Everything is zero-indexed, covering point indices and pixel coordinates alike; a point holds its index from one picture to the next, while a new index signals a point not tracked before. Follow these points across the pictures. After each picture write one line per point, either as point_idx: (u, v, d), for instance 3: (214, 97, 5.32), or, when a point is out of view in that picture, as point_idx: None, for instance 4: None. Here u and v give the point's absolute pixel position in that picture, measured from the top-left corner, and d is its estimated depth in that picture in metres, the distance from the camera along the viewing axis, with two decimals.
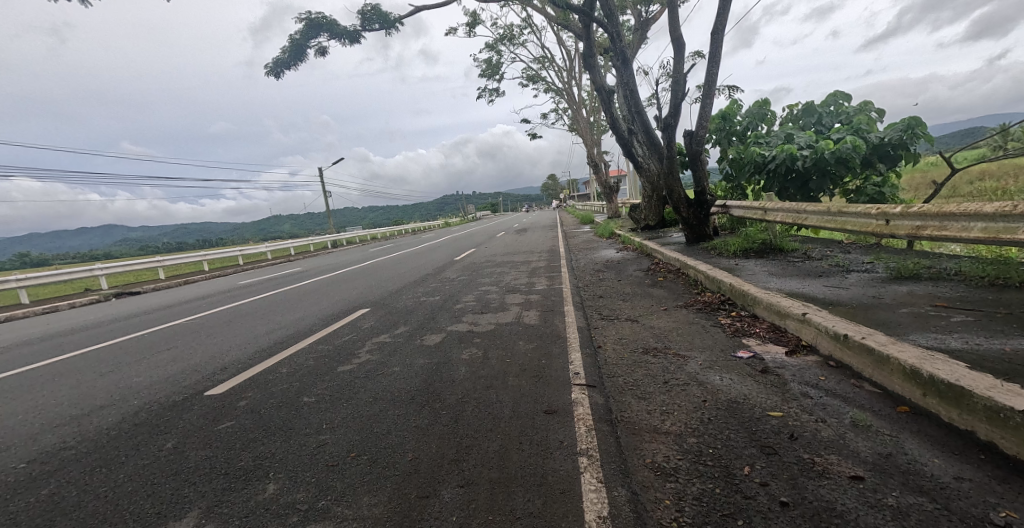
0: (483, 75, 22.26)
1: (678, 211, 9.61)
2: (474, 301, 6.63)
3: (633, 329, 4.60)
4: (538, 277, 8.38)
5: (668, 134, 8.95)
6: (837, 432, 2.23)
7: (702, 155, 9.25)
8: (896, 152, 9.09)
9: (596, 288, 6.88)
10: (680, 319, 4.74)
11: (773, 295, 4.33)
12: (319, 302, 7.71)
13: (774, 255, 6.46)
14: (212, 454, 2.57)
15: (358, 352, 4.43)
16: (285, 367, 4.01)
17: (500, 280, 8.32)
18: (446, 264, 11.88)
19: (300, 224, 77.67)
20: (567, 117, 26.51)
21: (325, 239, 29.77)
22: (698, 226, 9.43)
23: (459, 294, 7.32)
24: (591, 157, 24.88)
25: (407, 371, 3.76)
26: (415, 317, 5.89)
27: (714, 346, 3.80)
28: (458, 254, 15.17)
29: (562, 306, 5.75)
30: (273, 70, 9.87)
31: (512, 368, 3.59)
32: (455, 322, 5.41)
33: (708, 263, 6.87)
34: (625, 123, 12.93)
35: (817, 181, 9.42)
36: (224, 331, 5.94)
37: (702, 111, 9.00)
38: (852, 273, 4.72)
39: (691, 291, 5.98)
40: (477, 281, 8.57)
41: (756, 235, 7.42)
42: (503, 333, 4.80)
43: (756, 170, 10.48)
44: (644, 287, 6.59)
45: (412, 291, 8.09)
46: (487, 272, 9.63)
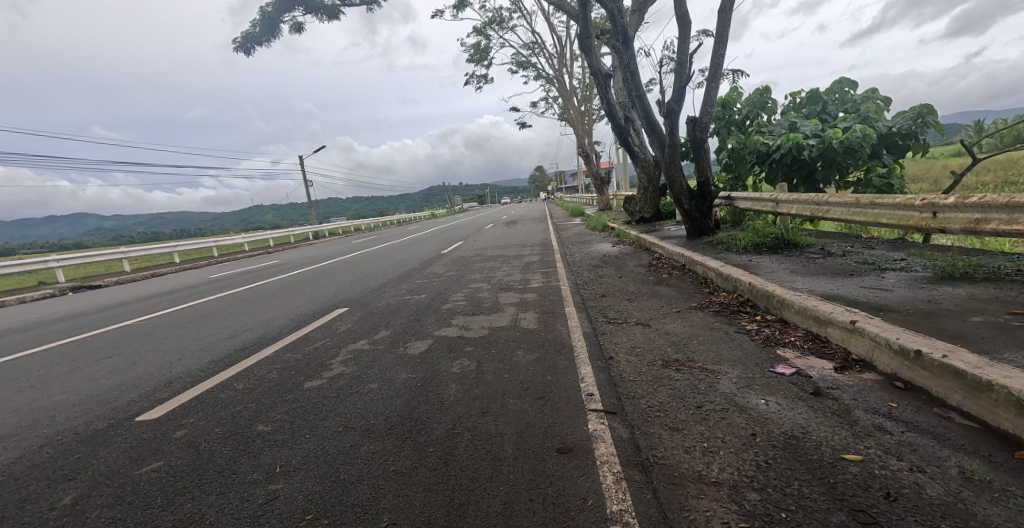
0: (470, 60, 21.48)
1: (679, 204, 9.11)
2: (465, 300, 6.03)
3: (646, 335, 4.06)
4: (532, 273, 7.80)
5: (671, 121, 8.42)
6: (947, 490, 1.71)
7: (705, 144, 8.73)
8: (904, 142, 8.67)
9: (596, 287, 6.33)
10: (698, 324, 4.21)
11: (807, 297, 3.82)
12: (294, 300, 7.03)
13: (789, 250, 5.99)
14: (121, 514, 1.92)
15: (332, 362, 3.81)
16: (241, 381, 3.38)
17: (492, 277, 7.72)
18: (432, 258, 11.22)
19: (282, 215, 75.84)
20: (557, 106, 25.88)
21: (306, 229, 28.73)
22: (701, 220, 8.96)
23: (448, 292, 6.71)
24: (582, 148, 24.31)
25: (388, 389, 3.17)
26: (399, 318, 5.28)
27: (746, 358, 3.27)
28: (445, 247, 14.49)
29: (562, 307, 5.19)
30: (243, 46, 9.10)
31: (513, 388, 3.01)
32: (444, 325, 4.82)
33: (718, 259, 6.38)
34: (621, 110, 12.37)
35: (823, 171, 8.94)
36: (180, 333, 5.26)
37: (707, 96, 8.46)
38: (888, 272, 4.25)
39: (703, 290, 5.47)
40: (466, 277, 7.96)
41: (766, 229, 6.94)
42: (498, 339, 4.22)
43: (759, 160, 9.99)
44: (648, 286, 6.07)
45: (396, 288, 7.44)
46: (476, 267, 9.02)
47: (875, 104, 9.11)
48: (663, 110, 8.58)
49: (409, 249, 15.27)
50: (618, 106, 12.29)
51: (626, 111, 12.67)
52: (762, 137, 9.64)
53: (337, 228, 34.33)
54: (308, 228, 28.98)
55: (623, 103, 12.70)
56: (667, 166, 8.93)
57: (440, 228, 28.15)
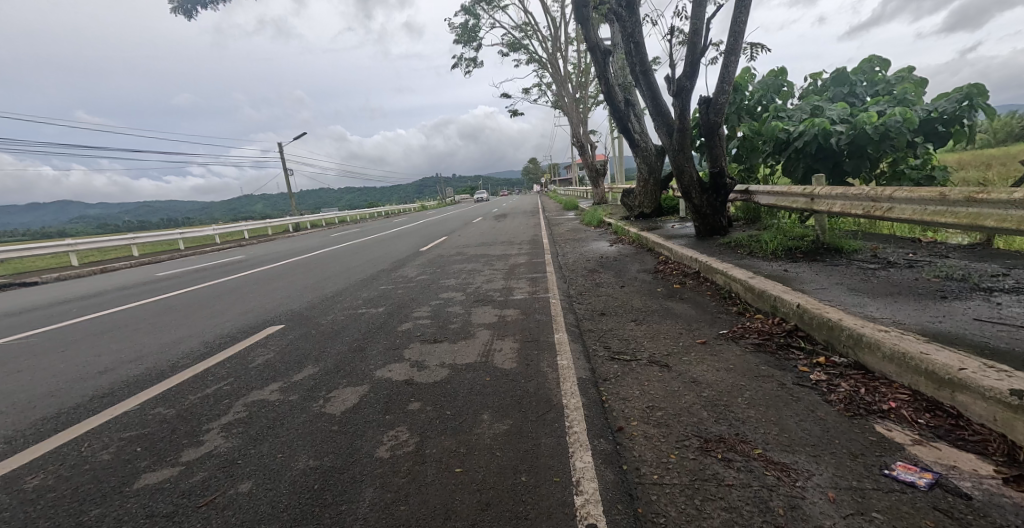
0: (458, 42, 20.13)
1: (687, 198, 7.93)
2: (429, 319, 4.82)
3: (666, 386, 2.88)
4: (516, 280, 6.60)
5: (681, 101, 7.22)
6: None
7: (719, 129, 7.56)
8: (946, 128, 7.53)
9: (593, 301, 5.15)
10: (735, 366, 3.03)
11: (900, 334, 2.64)
12: (227, 311, 5.80)
13: (833, 258, 4.83)
14: None
15: (208, 424, 2.59)
16: (41, 473, 2.14)
17: (469, 284, 6.52)
18: (407, 257, 9.98)
19: (268, 205, 73.97)
20: (552, 93, 24.66)
21: (285, 221, 27.33)
22: (713, 217, 7.82)
23: (412, 305, 5.50)
24: (577, 138, 23.08)
25: (264, 495, 1.95)
26: (338, 345, 4.07)
27: (833, 442, 2.08)
28: (425, 244, 13.23)
29: (550, 333, 4.01)
30: (182, 7, 7.76)
31: (460, 506, 1.81)
32: (392, 359, 3.60)
33: (742, 266, 5.22)
34: (621, 91, 11.16)
35: (852, 162, 7.81)
36: (48, 361, 4.01)
37: (725, 71, 7.24)
38: (999, 294, 3.08)
39: (730, 310, 4.30)
40: (439, 283, 6.75)
41: (798, 230, 5.78)
42: (460, 387, 3.02)
43: (777, 150, 8.85)
44: (657, 303, 4.91)
45: (354, 296, 6.24)
46: (454, 270, 7.82)
47: (913, 84, 7.97)
48: (672, 88, 7.38)
49: (387, 245, 14.01)
50: (617, 87, 11.06)
51: (626, 93, 11.44)
52: (779, 123, 8.51)
53: (322, 219, 32.93)
54: (289, 219, 27.58)
55: (624, 84, 11.45)
56: (674, 153, 7.76)
57: (427, 221, 26.87)
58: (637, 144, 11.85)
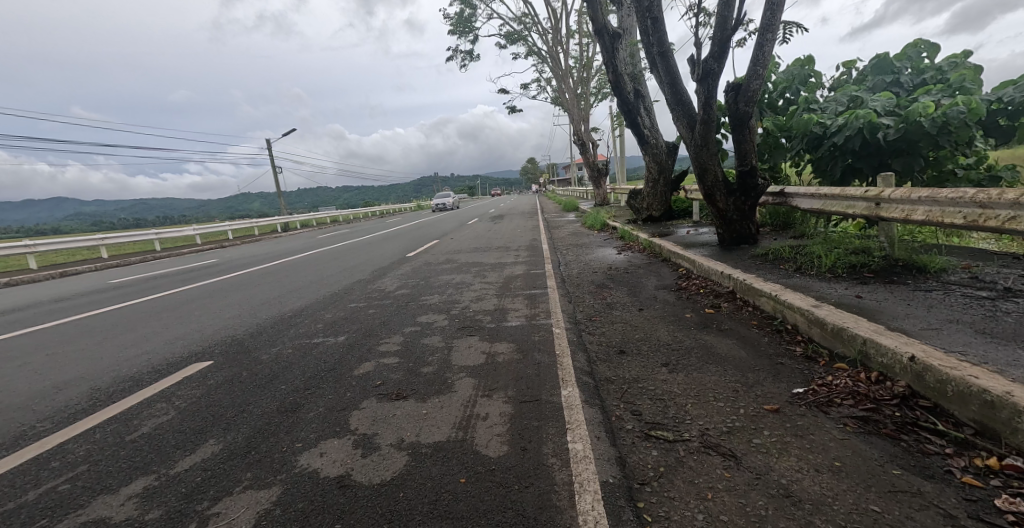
0: (453, 32, 19.07)
1: (710, 201, 6.88)
2: (399, 356, 3.75)
3: (749, 507, 1.78)
4: (511, 298, 5.54)
5: (706, 87, 6.23)
6: None
7: (750, 121, 6.51)
8: (1013, 120, 6.49)
9: (609, 333, 4.10)
10: (847, 467, 1.93)
11: None
12: (157, 335, 4.75)
13: (916, 278, 3.78)
14: None
15: None
16: None
17: (455, 303, 5.46)
18: (391, 265, 8.91)
19: (262, 203, 72.72)
20: (552, 89, 23.61)
21: (273, 221, 26.22)
22: (739, 223, 6.79)
23: (381, 333, 4.44)
24: (578, 136, 22.02)
25: None
26: (266, 399, 3.00)
27: None
28: (415, 248, 12.16)
29: (555, 388, 2.94)
30: None
31: None
32: (331, 432, 2.52)
33: (794, 287, 4.17)
34: (631, 81, 10.15)
35: (901, 160, 6.76)
36: None
37: (760, 52, 6.15)
38: None
39: (792, 351, 3.24)
40: (420, 302, 5.69)
41: (855, 242, 4.74)
42: (418, 496, 1.95)
43: (809, 146, 7.81)
44: (691, 337, 3.85)
45: (316, 317, 5.18)
46: (440, 284, 6.75)
47: (970, 70, 6.94)
48: (695, 72, 6.35)
49: (374, 249, 12.93)
50: (627, 76, 10.04)
51: (636, 83, 10.42)
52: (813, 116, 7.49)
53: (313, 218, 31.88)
54: (278, 218, 26.54)
55: (634, 73, 10.42)
56: (696, 148, 6.74)
57: (421, 221, 25.82)
58: (646, 141, 10.85)
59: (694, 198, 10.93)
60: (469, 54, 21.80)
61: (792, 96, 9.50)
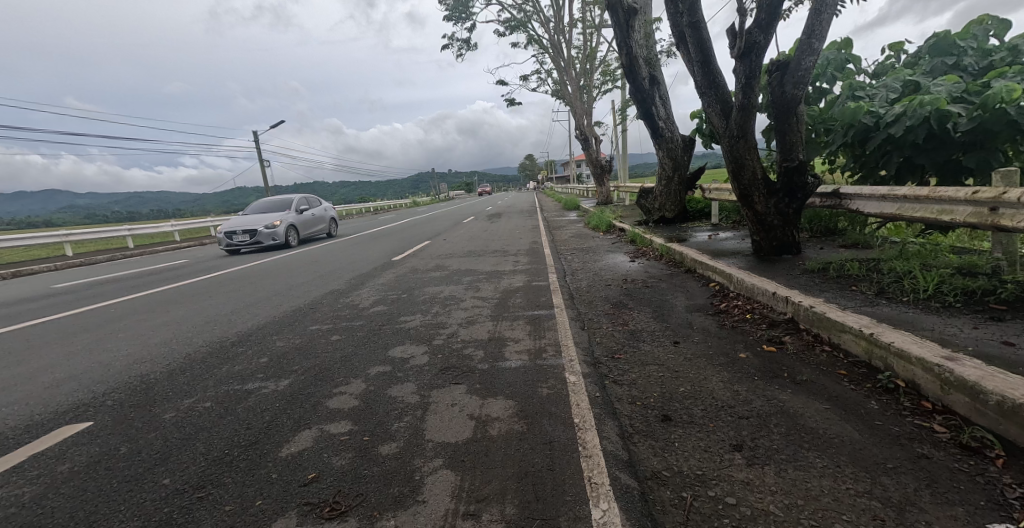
0: (449, 17, 17.91)
1: (747, 203, 5.81)
2: (354, 416, 2.68)
3: None
4: (511, 323, 4.48)
5: (749, 63, 5.15)
6: None
7: (798, 107, 5.43)
8: None
9: (642, 385, 3.03)
10: None
11: None
12: (47, 370, 3.58)
13: None
14: None
15: None
16: None
17: (441, 329, 4.40)
18: (374, 272, 7.85)
19: (255, 198, 71.38)
20: (553, 81, 22.54)
21: (259, 216, 25.06)
22: (780, 229, 5.74)
23: (338, 374, 3.35)
24: (580, 131, 20.99)
25: None
26: (125, 510, 1.90)
27: None
28: (404, 250, 11.09)
29: (581, 502, 1.86)
30: None
31: None
32: None
33: (891, 320, 3.12)
34: (646, 66, 9.11)
35: (974, 155, 5.74)
36: None
37: (816, 20, 5.05)
38: None
39: (928, 429, 2.18)
40: (399, 325, 4.63)
41: (951, 261, 3.71)
42: None
43: (856, 140, 6.77)
44: (756, 393, 2.77)
45: (264, 345, 4.09)
46: (426, 299, 5.69)
47: None
48: (736, 45, 5.27)
49: (360, 251, 11.85)
50: (642, 60, 9.00)
51: (652, 68, 9.37)
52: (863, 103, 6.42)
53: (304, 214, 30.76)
54: (265, 214, 25.42)
55: (648, 57, 9.38)
56: (730, 140, 5.67)
57: (415, 218, 24.73)
58: (660, 134, 10.01)
59: (713, 198, 9.94)
60: (466, 43, 20.74)
61: (827, 83, 8.41)
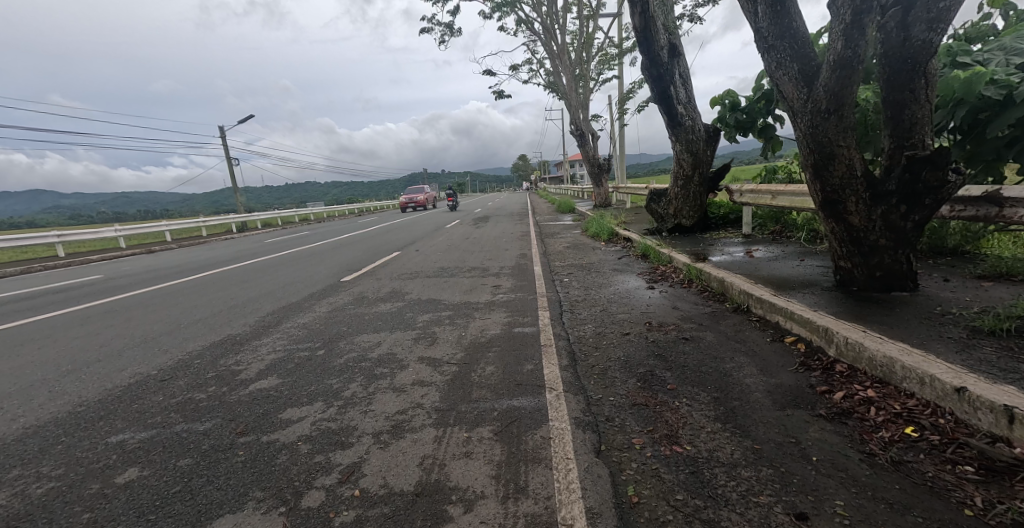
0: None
1: (837, 214, 3.82)
2: None
3: None
4: (466, 439, 2.49)
5: None
6: None
7: (932, 64, 3.42)
8: None
9: None
10: None
11: None
12: None
13: None
14: None
15: None
16: None
17: (339, 454, 2.41)
18: (308, 305, 5.84)
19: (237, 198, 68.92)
20: (547, 71, 20.71)
21: (223, 219, 22.90)
22: (890, 255, 3.74)
23: None
24: (576, 125, 19.15)
25: None
26: None
27: None
28: (367, 265, 9.11)
29: None
30: None
31: None
32: None
33: None
34: (664, 33, 7.27)
35: None
36: None
37: None
38: None
39: None
40: (276, 431, 2.65)
41: None
42: None
43: (968, 123, 4.82)
44: None
45: None
46: (347, 366, 3.69)
47: None
48: None
49: (315, 266, 9.83)
50: (659, 24, 7.18)
51: (670, 36, 7.46)
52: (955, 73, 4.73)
53: (278, 216, 28.57)
54: (231, 217, 23.27)
55: (667, 20, 7.45)
56: (814, 117, 3.69)
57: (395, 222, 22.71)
58: (679, 122, 8.14)
59: (746, 202, 7.98)
60: (448, 28, 18.69)
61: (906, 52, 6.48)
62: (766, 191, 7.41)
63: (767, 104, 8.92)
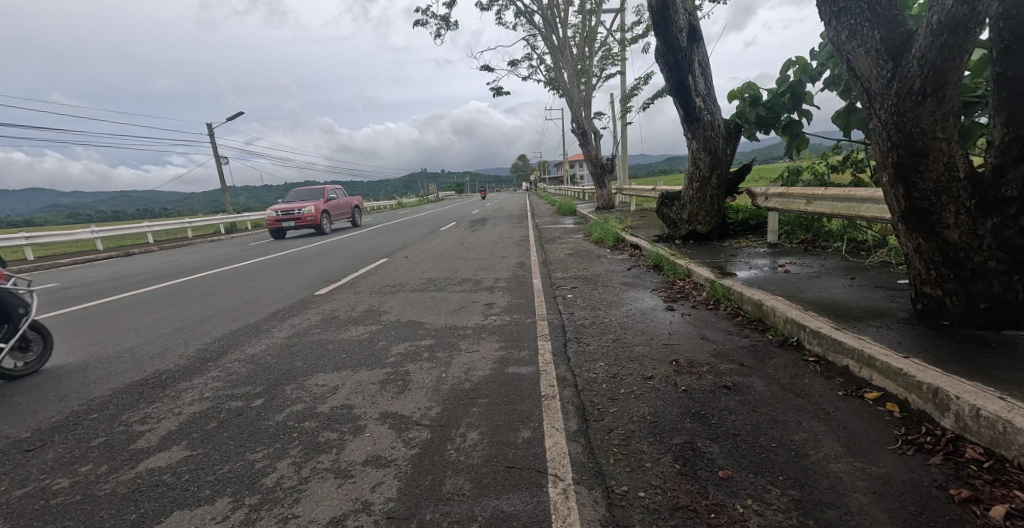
0: None
1: (929, 227, 2.90)
2: None
3: None
4: None
5: None
6: None
7: None
8: None
9: None
10: None
11: None
12: None
13: None
14: None
15: None
16: None
17: None
18: (267, 329, 4.95)
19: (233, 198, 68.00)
20: (548, 67, 19.85)
21: (210, 219, 22.01)
22: (1000, 282, 2.81)
23: None
24: (578, 124, 18.29)
25: None
26: None
27: None
28: (349, 275, 8.23)
29: None
30: None
31: None
32: None
33: None
34: (683, 12, 6.53)
35: None
36: None
37: None
38: None
39: None
40: None
41: None
42: None
43: None
44: None
45: None
46: (285, 427, 2.79)
47: None
48: None
49: (293, 275, 8.94)
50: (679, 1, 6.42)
51: (689, 18, 6.68)
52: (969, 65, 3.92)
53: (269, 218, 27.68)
54: (219, 218, 22.39)
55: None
56: (902, 100, 2.79)
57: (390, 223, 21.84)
58: (697, 117, 7.25)
59: (773, 207, 6.94)
60: (445, 22, 17.84)
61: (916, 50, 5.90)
62: (799, 196, 6.30)
63: (793, 97, 7.97)
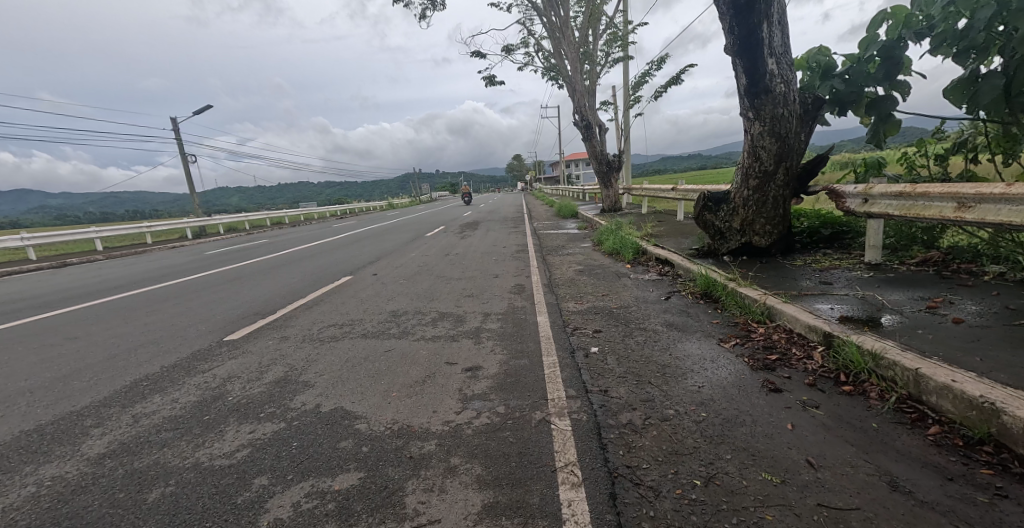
0: None
1: None
2: None
3: None
4: None
5: None
6: None
7: None
8: None
9: None
10: None
11: None
12: None
13: None
14: None
15: None
16: None
17: None
18: (82, 434, 2.83)
19: None
20: (546, 55, 17.83)
21: (169, 224, 19.69)
22: None
23: None
24: (581, 116, 16.25)
25: None
26: None
27: None
28: (290, 305, 6.12)
29: None
30: None
31: None
32: None
33: None
34: None
35: None
36: None
37: None
38: None
39: None
40: None
41: None
42: None
43: None
44: None
45: None
46: None
47: None
48: None
49: (222, 302, 6.80)
50: None
51: None
52: None
53: (243, 220, 25.43)
54: (180, 222, 20.08)
55: None
56: None
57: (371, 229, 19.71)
58: (766, 87, 5.24)
59: (880, 214, 4.85)
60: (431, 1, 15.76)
61: None
62: (937, 196, 4.16)
63: (883, 65, 5.95)
